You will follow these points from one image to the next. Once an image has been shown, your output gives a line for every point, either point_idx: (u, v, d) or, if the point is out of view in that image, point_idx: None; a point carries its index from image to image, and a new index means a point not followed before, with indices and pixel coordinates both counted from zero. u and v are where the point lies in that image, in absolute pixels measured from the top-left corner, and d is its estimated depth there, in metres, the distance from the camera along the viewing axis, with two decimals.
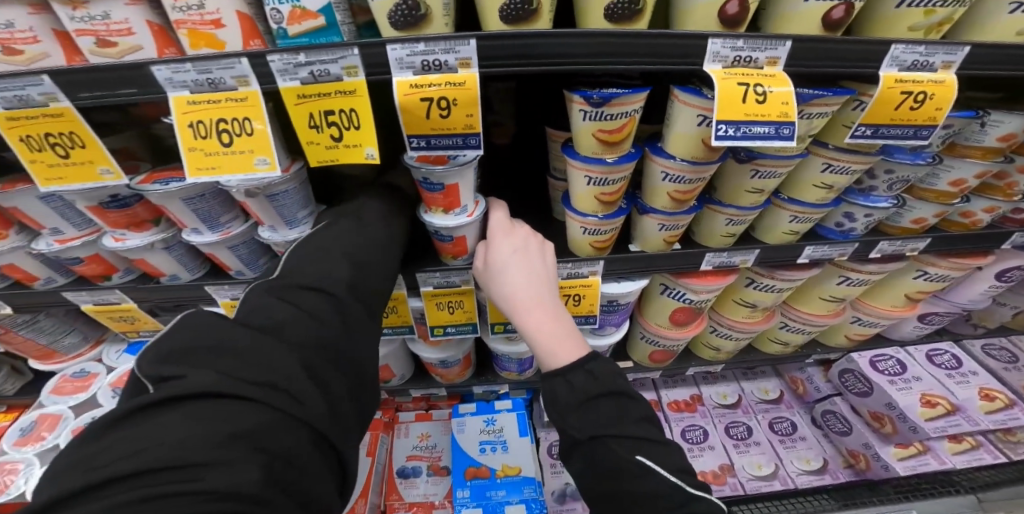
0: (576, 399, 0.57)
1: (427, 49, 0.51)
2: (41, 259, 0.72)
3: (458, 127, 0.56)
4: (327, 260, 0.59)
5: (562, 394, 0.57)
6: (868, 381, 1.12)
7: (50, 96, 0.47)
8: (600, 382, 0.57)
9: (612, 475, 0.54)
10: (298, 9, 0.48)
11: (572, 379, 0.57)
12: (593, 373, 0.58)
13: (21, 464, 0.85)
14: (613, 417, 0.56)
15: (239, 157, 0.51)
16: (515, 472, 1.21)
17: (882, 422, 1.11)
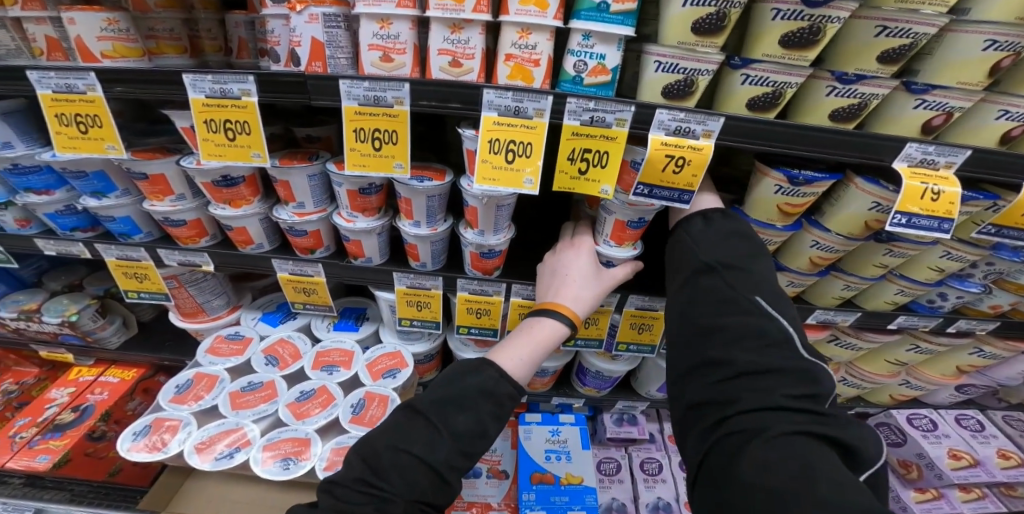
0: (705, 250, 0.69)
1: (686, 118, 0.67)
2: (265, 226, 0.93)
3: (682, 183, 0.72)
4: (417, 436, 0.60)
5: (699, 226, 0.72)
6: (903, 433, 1.22)
7: (400, 101, 0.70)
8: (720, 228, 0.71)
9: (727, 310, 0.62)
10: (600, 65, 0.68)
11: (704, 247, 0.70)
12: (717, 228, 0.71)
13: (180, 422, 0.85)
14: (734, 291, 0.64)
15: (515, 173, 0.70)
16: (577, 481, 1.15)
17: (909, 469, 1.21)
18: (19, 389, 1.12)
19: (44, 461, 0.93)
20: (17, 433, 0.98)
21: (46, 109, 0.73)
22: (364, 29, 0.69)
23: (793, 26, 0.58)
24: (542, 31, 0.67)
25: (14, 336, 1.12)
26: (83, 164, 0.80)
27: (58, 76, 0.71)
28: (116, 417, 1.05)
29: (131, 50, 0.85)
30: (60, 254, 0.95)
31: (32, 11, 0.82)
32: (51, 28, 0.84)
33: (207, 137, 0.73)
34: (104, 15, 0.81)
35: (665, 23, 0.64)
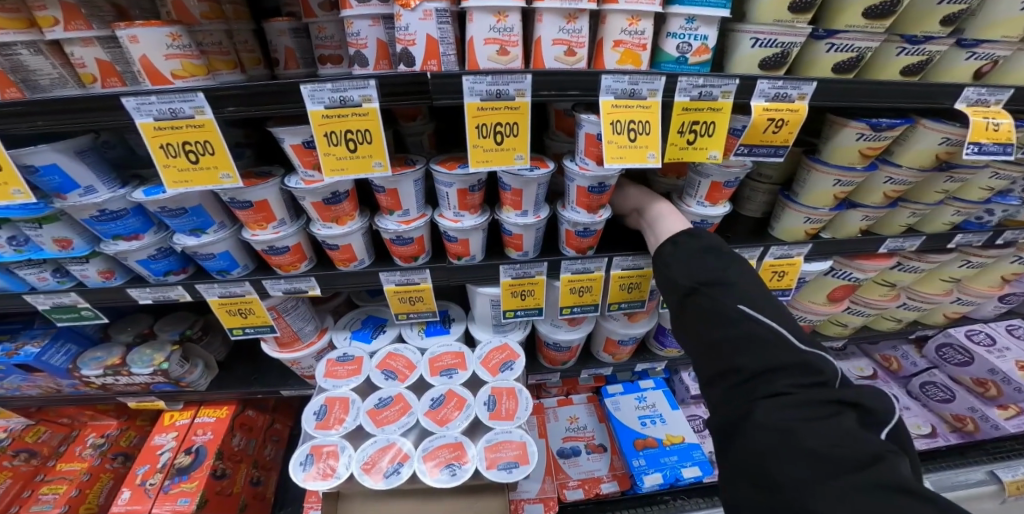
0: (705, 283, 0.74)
1: (785, 86, 0.76)
2: (366, 239, 0.96)
3: (778, 140, 0.80)
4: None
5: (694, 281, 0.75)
6: (969, 351, 1.41)
7: (521, 93, 0.73)
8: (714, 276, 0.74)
9: (726, 331, 0.69)
10: (705, 46, 0.75)
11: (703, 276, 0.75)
12: (694, 239, 0.80)
13: (337, 446, 0.91)
14: (720, 273, 0.74)
15: (638, 150, 0.76)
16: (680, 439, 1.22)
17: (986, 386, 1.39)
18: (108, 441, 1.23)
19: (186, 503, 0.96)
20: (144, 481, 1.01)
21: (148, 140, 0.71)
22: (479, 23, 0.72)
23: (875, 1, 0.71)
24: (649, 17, 0.72)
25: (99, 392, 1.16)
26: (184, 200, 0.81)
27: (160, 100, 0.68)
28: (226, 453, 1.10)
29: (198, 67, 0.83)
30: (154, 300, 0.97)
31: (77, 31, 0.76)
32: (102, 50, 0.80)
33: (329, 151, 0.75)
34: (168, 31, 0.77)
35: (757, 5, 0.74)
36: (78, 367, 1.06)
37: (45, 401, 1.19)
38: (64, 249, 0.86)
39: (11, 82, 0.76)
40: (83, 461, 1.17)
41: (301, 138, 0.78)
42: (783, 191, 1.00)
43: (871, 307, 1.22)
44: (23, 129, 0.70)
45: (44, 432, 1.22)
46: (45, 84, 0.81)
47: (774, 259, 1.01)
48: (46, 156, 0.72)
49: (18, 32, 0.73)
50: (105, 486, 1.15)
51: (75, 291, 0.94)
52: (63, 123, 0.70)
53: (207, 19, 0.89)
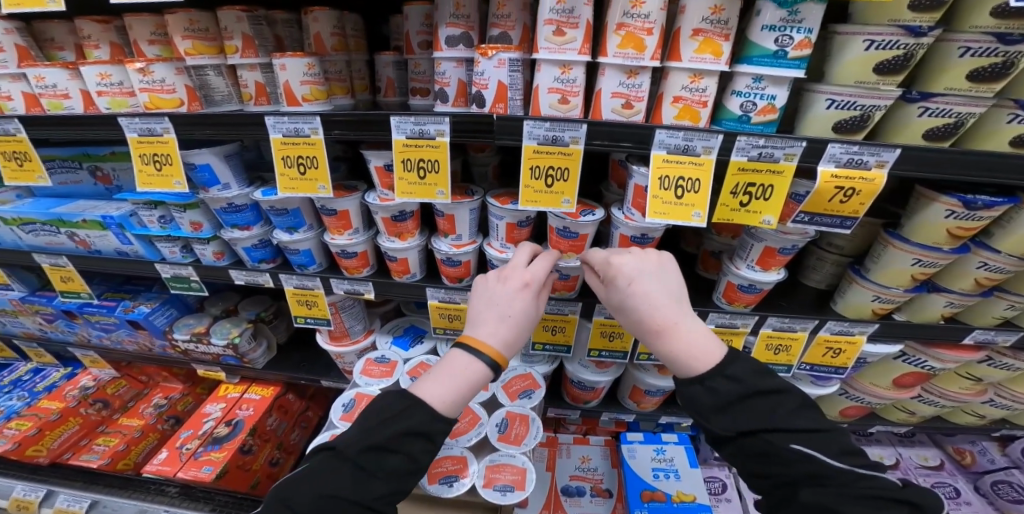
0: (725, 399, 0.65)
1: (860, 151, 0.70)
2: (421, 256, 1.04)
3: (846, 210, 0.74)
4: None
5: (709, 396, 0.65)
6: None
7: (576, 140, 0.77)
8: (743, 384, 0.65)
9: (780, 466, 0.63)
10: (770, 105, 0.72)
11: (711, 386, 0.65)
12: (734, 380, 0.65)
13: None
14: (769, 413, 0.64)
15: (684, 207, 0.77)
16: (691, 499, 1.18)
17: None
18: (167, 404, 1.52)
19: (208, 471, 1.18)
20: (183, 445, 1.26)
21: (275, 152, 0.85)
22: (545, 74, 0.77)
23: (982, 62, 0.65)
24: (711, 75, 0.73)
25: (180, 356, 1.41)
26: (287, 203, 0.95)
27: (290, 121, 0.82)
28: (258, 430, 1.33)
29: (322, 93, 0.93)
30: (246, 282, 1.13)
31: (248, 58, 0.92)
32: (260, 74, 0.95)
33: (403, 176, 0.83)
34: (307, 62, 0.88)
35: (838, 65, 0.69)
36: (172, 330, 1.31)
37: (134, 357, 1.47)
38: (196, 230, 1.04)
39: (196, 97, 0.94)
40: (141, 419, 1.45)
41: (385, 161, 0.87)
42: (853, 265, 0.92)
43: (948, 399, 1.09)
44: (192, 135, 0.88)
45: (124, 386, 1.55)
46: (217, 99, 0.98)
47: (830, 334, 0.95)
48: (204, 157, 0.89)
49: (211, 57, 0.93)
50: (147, 445, 1.42)
51: (194, 265, 1.13)
52: (213, 132, 0.87)
53: (336, 52, 1.02)
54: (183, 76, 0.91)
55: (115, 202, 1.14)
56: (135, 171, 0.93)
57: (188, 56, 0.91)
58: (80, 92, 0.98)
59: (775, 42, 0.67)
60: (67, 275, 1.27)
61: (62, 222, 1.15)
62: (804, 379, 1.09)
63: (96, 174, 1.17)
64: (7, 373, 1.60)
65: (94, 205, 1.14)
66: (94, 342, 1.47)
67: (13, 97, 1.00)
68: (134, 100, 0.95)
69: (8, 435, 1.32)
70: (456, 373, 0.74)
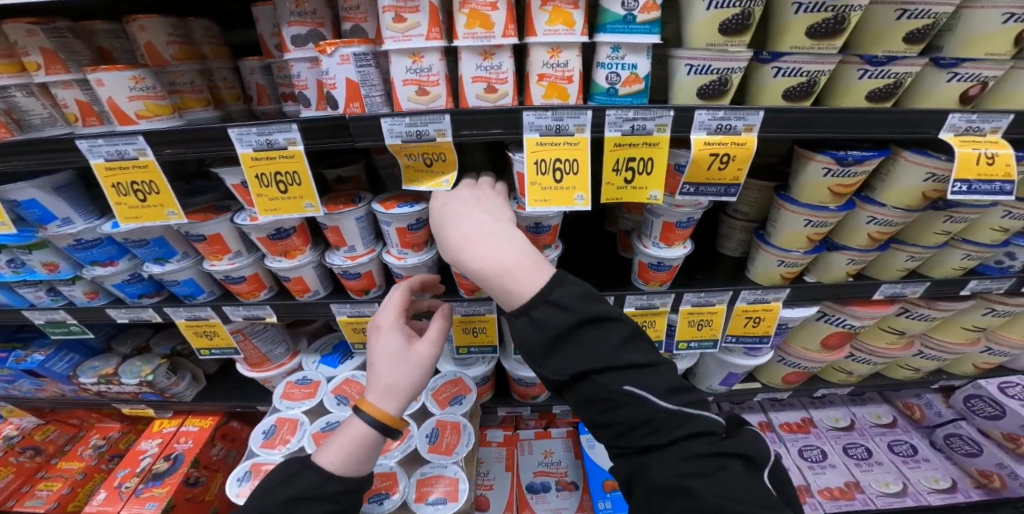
0: (551, 337, 0.59)
1: (727, 116, 0.65)
2: (319, 272, 0.98)
3: (727, 178, 0.69)
4: None
5: (533, 334, 0.59)
6: (999, 404, 1.22)
7: (442, 132, 0.71)
8: (572, 313, 0.59)
9: (614, 410, 0.60)
10: (634, 74, 0.67)
11: (535, 317, 0.58)
12: (561, 309, 0.58)
13: (275, 466, 0.96)
14: (598, 347, 0.59)
15: (565, 192, 0.71)
16: None
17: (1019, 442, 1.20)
18: (107, 443, 1.44)
19: (153, 507, 1.10)
20: (121, 484, 1.17)
21: (101, 180, 0.75)
22: (397, 65, 0.70)
23: (816, 18, 0.60)
24: (572, 48, 0.68)
25: (96, 397, 1.31)
26: (146, 233, 0.86)
27: (108, 143, 0.72)
28: (201, 461, 1.25)
29: (162, 107, 0.83)
30: (130, 320, 1.04)
31: (57, 75, 0.81)
32: (79, 91, 0.82)
33: (261, 192, 0.76)
34: (130, 74, 0.78)
35: (689, 29, 0.64)
36: (77, 374, 1.23)
37: (52, 404, 1.37)
38: (52, 272, 0.94)
39: (1, 123, 0.80)
40: (80, 461, 1.37)
41: (240, 179, 0.80)
42: (758, 231, 0.88)
43: (876, 356, 1.07)
44: (9, 164, 0.76)
45: (53, 431, 1.45)
46: (36, 123, 0.83)
47: (748, 304, 0.91)
48: (26, 191, 0.78)
49: (10, 76, 0.79)
50: (93, 485, 1.34)
51: (64, 308, 1.03)
52: (33, 162, 0.76)
53: (178, 61, 0.91)
54: None
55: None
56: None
57: None
58: None
59: (622, 5, 0.61)
60: None
61: None
62: (737, 351, 1.08)
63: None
64: None
65: None
66: (2, 393, 1.37)
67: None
68: None
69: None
70: (351, 431, 0.75)
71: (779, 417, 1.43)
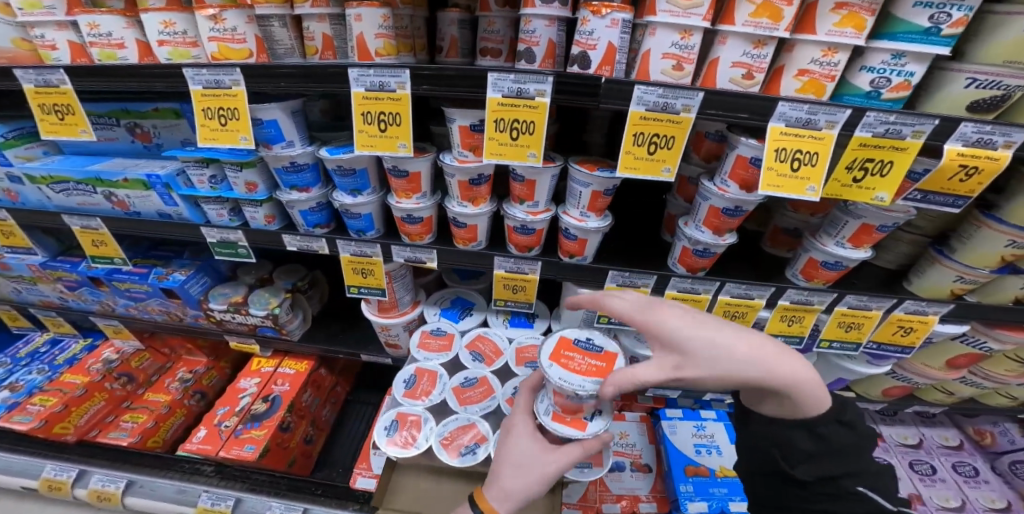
0: None
1: (992, 131, 0.67)
2: (490, 223, 1.03)
3: (961, 190, 0.73)
4: None
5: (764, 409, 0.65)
6: None
7: (688, 108, 0.73)
8: (810, 399, 0.64)
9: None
10: (906, 81, 0.69)
11: (779, 400, 0.64)
12: (823, 408, 0.67)
13: (420, 417, 1.00)
14: (826, 432, 0.66)
15: (797, 182, 0.74)
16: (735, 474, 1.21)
17: None
18: (192, 378, 1.45)
19: (251, 449, 1.16)
20: (220, 422, 1.23)
21: (355, 107, 0.83)
22: (662, 39, 0.72)
23: None
24: (847, 49, 0.69)
25: (212, 327, 1.38)
26: (355, 162, 0.95)
27: (374, 74, 0.79)
28: (295, 407, 1.30)
29: (393, 48, 0.94)
30: (299, 248, 1.13)
31: (319, 8, 0.90)
32: (329, 25, 0.94)
33: (494, 136, 0.81)
34: (382, 12, 0.88)
35: (987, 44, 0.67)
36: (207, 299, 1.31)
37: (165, 328, 1.41)
38: (250, 192, 1.05)
39: (263, 49, 0.94)
40: (165, 394, 1.39)
41: (470, 121, 0.84)
42: (935, 245, 0.92)
43: (991, 380, 1.14)
44: (262, 88, 0.85)
45: (148, 359, 1.46)
46: (282, 52, 0.97)
47: (904, 314, 0.96)
48: (273, 112, 0.89)
49: (276, 6, 0.89)
50: (174, 422, 1.38)
51: (243, 230, 1.13)
52: (286, 86, 0.84)
53: (404, 5, 0.99)
54: (253, 26, 0.91)
55: (158, 161, 1.12)
56: (196, 125, 0.90)
57: (255, 4, 0.88)
58: (136, 43, 0.95)
59: (929, 18, 0.63)
60: (99, 240, 1.21)
61: (99, 181, 1.11)
62: (858, 359, 1.13)
63: (134, 131, 1.14)
64: (23, 345, 1.52)
65: (134, 164, 1.12)
66: (120, 311, 1.41)
67: (58, 46, 0.99)
68: (197, 52, 0.93)
69: (32, 412, 1.24)
70: None
71: None
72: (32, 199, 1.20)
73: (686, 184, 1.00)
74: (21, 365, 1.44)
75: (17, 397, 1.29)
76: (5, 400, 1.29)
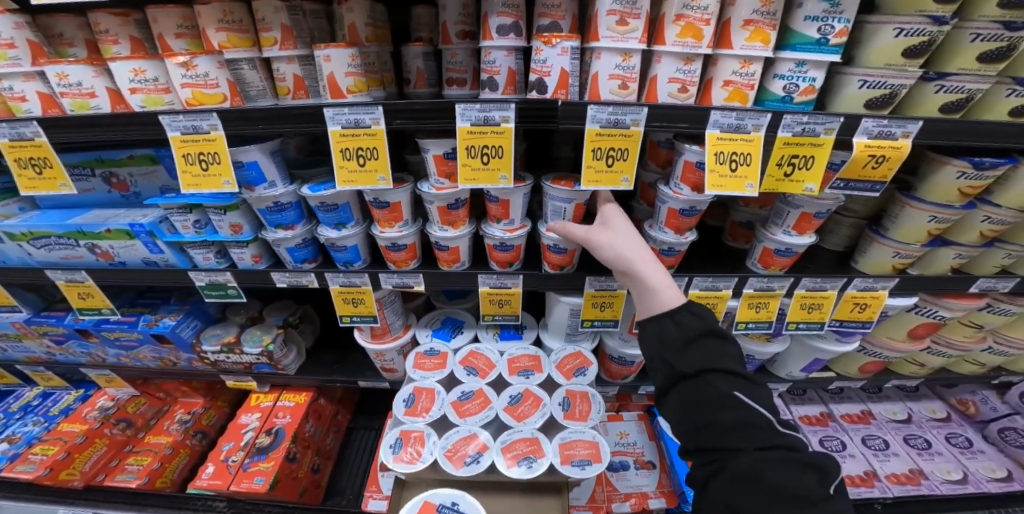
0: (683, 336, 0.77)
1: (890, 124, 0.79)
2: (470, 244, 1.09)
3: (876, 176, 0.84)
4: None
5: (668, 331, 0.78)
6: None
7: (636, 123, 0.82)
8: (702, 325, 0.78)
9: (720, 411, 0.72)
10: (812, 86, 0.81)
11: (678, 319, 0.78)
12: (697, 317, 0.78)
13: (423, 432, 1.03)
14: (710, 353, 0.76)
15: (737, 180, 0.83)
16: None
17: None
18: (192, 418, 1.42)
19: (262, 481, 1.15)
20: (227, 458, 1.23)
21: (334, 145, 0.89)
22: (606, 62, 0.82)
23: (990, 45, 0.73)
24: (758, 61, 0.80)
25: (207, 368, 1.38)
26: (337, 198, 0.99)
27: (349, 113, 0.86)
28: (299, 437, 1.30)
29: (364, 85, 0.99)
30: (288, 284, 1.17)
31: (287, 50, 0.96)
32: (299, 66, 0.99)
33: (467, 162, 0.88)
34: (351, 53, 0.94)
35: (870, 50, 0.78)
36: (200, 342, 1.30)
37: (158, 373, 1.41)
38: (235, 233, 1.08)
39: (236, 92, 0.97)
40: (167, 436, 1.35)
41: (444, 150, 0.91)
42: (871, 226, 1.02)
43: (953, 348, 1.23)
44: (244, 131, 0.90)
45: (144, 404, 1.44)
46: (254, 93, 1.01)
47: (857, 291, 1.05)
48: (253, 154, 0.93)
49: (245, 49, 0.95)
50: (180, 462, 1.35)
51: (231, 271, 1.16)
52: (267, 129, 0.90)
53: (370, 42, 1.05)
54: (224, 71, 0.93)
55: (138, 210, 1.14)
56: (178, 173, 0.94)
57: (224, 49, 0.93)
58: (108, 91, 0.95)
59: (817, 30, 0.75)
60: (86, 292, 1.21)
61: (82, 233, 1.12)
62: (828, 338, 1.20)
63: (110, 180, 1.15)
64: (13, 400, 1.48)
65: (115, 214, 1.14)
66: (111, 360, 1.40)
67: (29, 98, 0.96)
68: (170, 97, 0.94)
69: (35, 461, 1.22)
70: None
71: (840, 407, 1.58)
72: (14, 256, 1.20)
73: (647, 191, 1.09)
74: (15, 420, 1.40)
75: (16, 448, 1.27)
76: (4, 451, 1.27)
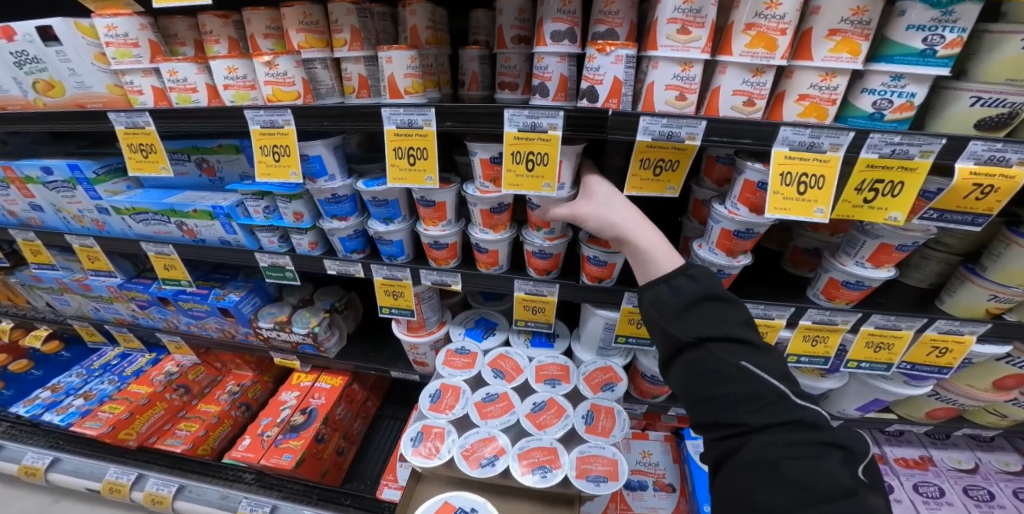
0: (682, 300, 0.71)
1: (1004, 149, 0.67)
2: (510, 249, 1.09)
3: (980, 208, 0.72)
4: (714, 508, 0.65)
5: (664, 297, 0.72)
6: None
7: (693, 136, 0.75)
8: (703, 287, 0.71)
9: (725, 382, 0.66)
10: (908, 103, 0.70)
11: (674, 283, 0.72)
12: (694, 281, 0.72)
13: (443, 429, 1.06)
14: (714, 319, 0.70)
15: (805, 204, 0.75)
16: None
17: None
18: (240, 390, 1.57)
19: (288, 459, 1.25)
20: (263, 432, 1.33)
21: (387, 143, 0.91)
22: (663, 72, 0.77)
23: None
24: (845, 74, 0.71)
25: (260, 344, 1.49)
26: (388, 195, 1.03)
27: (404, 114, 0.87)
28: (330, 420, 1.39)
29: (420, 86, 0.98)
30: (337, 272, 1.22)
31: (354, 51, 0.97)
32: (364, 67, 1.00)
33: (512, 168, 0.85)
34: (411, 55, 0.94)
35: (988, 64, 0.68)
36: (257, 318, 1.41)
37: (221, 345, 1.55)
38: (297, 220, 1.15)
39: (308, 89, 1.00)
40: (217, 405, 1.51)
41: (490, 154, 0.90)
42: (966, 263, 0.90)
43: None
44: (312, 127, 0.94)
45: (202, 373, 1.62)
46: (323, 91, 1.03)
47: (937, 333, 0.93)
48: (318, 148, 0.97)
49: (320, 50, 0.98)
50: (222, 431, 1.50)
51: (291, 255, 1.24)
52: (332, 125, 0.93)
53: (430, 45, 1.05)
54: (300, 70, 0.97)
55: (222, 193, 1.23)
56: (255, 162, 0.99)
57: (301, 49, 0.97)
58: (207, 87, 1.01)
59: (923, 40, 0.65)
60: (170, 263, 1.35)
61: (173, 211, 1.23)
62: (898, 379, 1.10)
63: (202, 166, 1.25)
64: (97, 358, 1.73)
65: (201, 196, 1.22)
66: (183, 327, 1.55)
67: (144, 92, 1.02)
68: (255, 93, 0.99)
69: (102, 418, 1.44)
70: None
71: (897, 453, 1.42)
72: (116, 228, 1.33)
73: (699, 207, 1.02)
74: (95, 376, 1.65)
75: (91, 404, 1.50)
76: (79, 407, 1.50)
